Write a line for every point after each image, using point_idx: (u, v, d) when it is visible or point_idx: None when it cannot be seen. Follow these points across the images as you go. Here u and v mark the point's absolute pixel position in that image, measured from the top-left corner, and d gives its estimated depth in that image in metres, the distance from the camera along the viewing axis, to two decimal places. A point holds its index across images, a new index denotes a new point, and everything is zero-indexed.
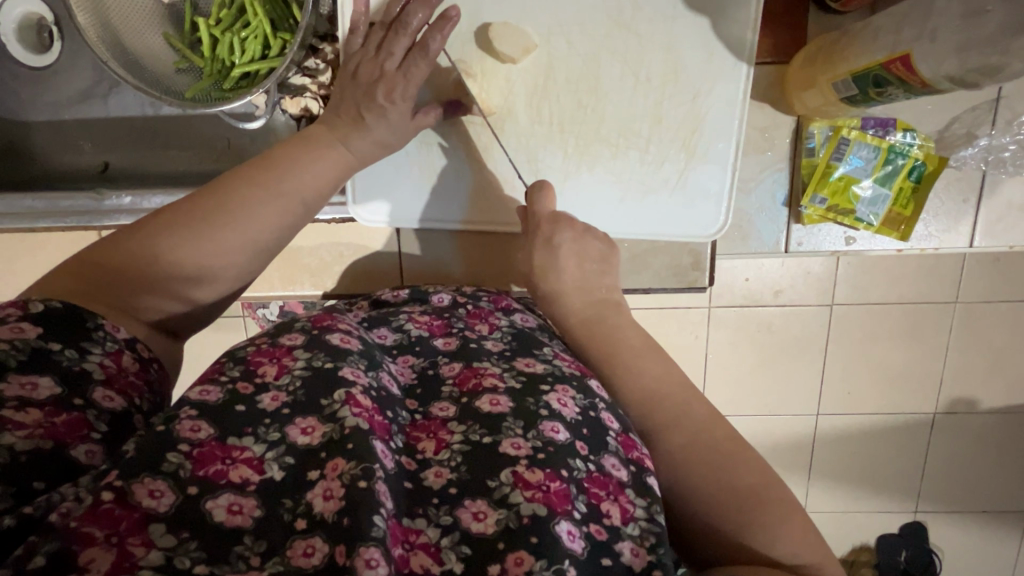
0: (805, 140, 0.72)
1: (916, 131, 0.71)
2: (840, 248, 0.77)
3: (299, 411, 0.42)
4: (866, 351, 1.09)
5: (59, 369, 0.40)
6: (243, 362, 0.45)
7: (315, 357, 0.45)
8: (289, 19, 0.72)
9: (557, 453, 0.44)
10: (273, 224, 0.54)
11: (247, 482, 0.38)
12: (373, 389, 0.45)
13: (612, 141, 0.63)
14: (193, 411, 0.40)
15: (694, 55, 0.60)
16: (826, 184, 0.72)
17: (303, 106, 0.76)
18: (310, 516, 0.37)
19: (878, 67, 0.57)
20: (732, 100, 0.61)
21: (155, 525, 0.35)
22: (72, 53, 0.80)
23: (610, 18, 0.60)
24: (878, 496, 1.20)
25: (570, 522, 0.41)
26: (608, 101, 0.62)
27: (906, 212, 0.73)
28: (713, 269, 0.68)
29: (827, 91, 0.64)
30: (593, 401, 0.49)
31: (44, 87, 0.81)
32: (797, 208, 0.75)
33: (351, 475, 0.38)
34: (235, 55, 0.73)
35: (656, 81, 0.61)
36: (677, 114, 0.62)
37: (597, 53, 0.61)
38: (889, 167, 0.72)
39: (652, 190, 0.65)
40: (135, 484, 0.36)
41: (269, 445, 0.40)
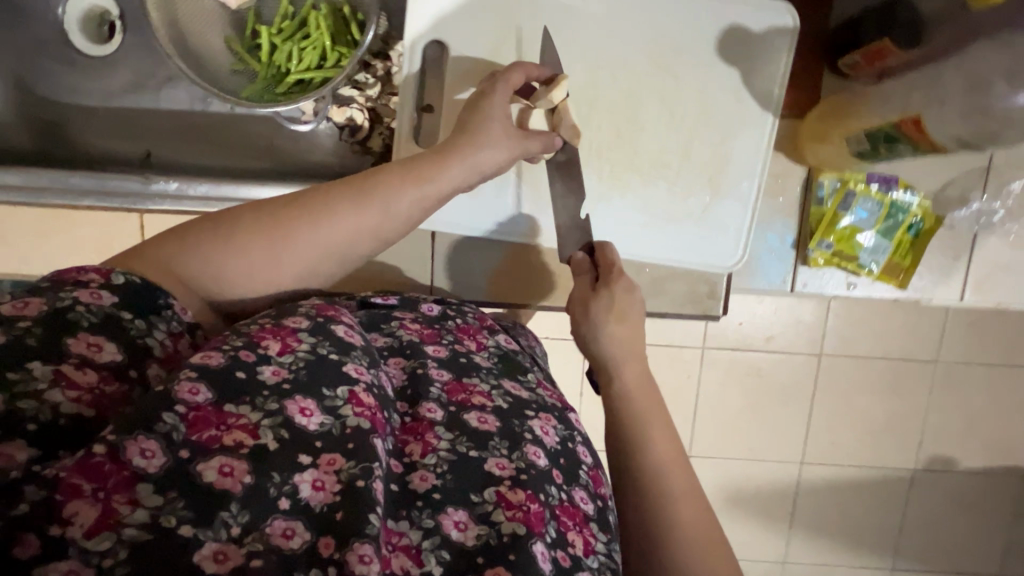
0: (814, 190, 0.78)
1: (915, 189, 0.77)
2: (841, 292, 0.82)
3: (300, 389, 0.42)
4: (852, 405, 1.14)
5: (126, 338, 0.43)
6: (247, 334, 0.45)
7: (321, 345, 0.45)
8: (347, 35, 0.77)
9: (536, 478, 0.48)
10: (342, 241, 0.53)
11: (240, 445, 0.39)
12: (376, 388, 0.46)
13: (642, 171, 0.67)
14: (192, 373, 0.40)
15: (726, 100, 0.65)
16: (832, 231, 0.78)
17: (348, 116, 0.81)
18: (294, 498, 0.38)
19: (890, 125, 0.63)
20: (758, 145, 0.66)
21: (142, 485, 0.35)
22: (130, 47, 0.84)
23: (652, 59, 0.65)
24: (856, 550, 1.21)
25: (544, 543, 0.44)
26: (643, 133, 0.67)
27: (905, 262, 0.79)
28: (728, 299, 0.71)
29: (840, 145, 0.72)
30: (570, 432, 0.56)
31: (97, 75, 0.84)
32: (803, 251, 0.80)
33: (348, 473, 0.40)
34: (292, 63, 0.78)
35: (692, 121, 0.66)
36: (705, 153, 0.67)
37: (641, 91, 0.66)
38: (891, 220, 0.77)
39: (677, 220, 0.69)
40: (127, 441, 0.36)
41: (266, 414, 0.40)
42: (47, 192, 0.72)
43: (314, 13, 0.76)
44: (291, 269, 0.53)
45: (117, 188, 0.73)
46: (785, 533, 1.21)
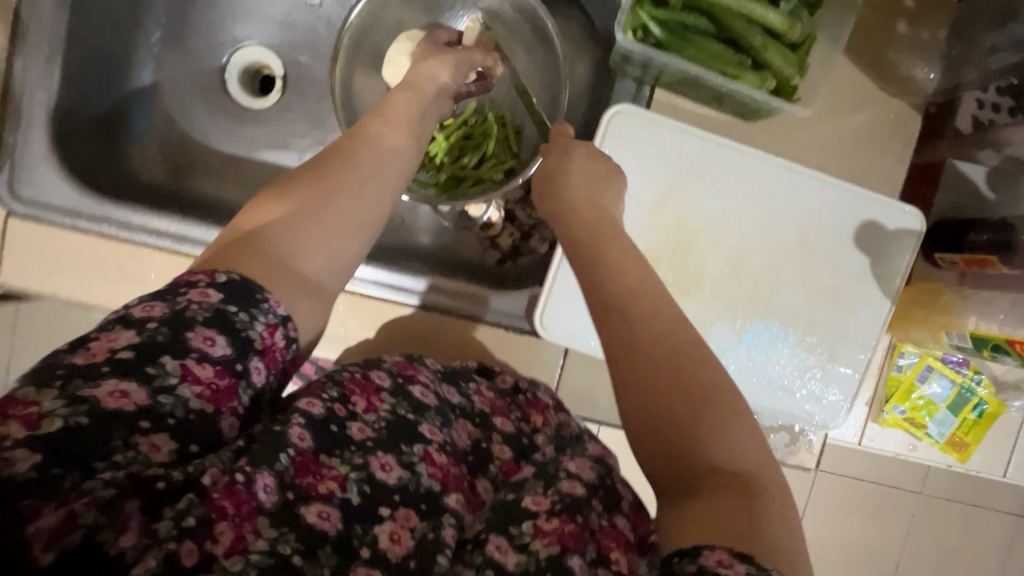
0: (897, 359, 0.86)
1: (984, 375, 0.86)
2: (901, 453, 0.87)
3: (381, 446, 0.52)
4: (871, 548, 1.18)
5: (230, 329, 0.45)
6: (340, 386, 0.55)
7: (399, 405, 0.56)
8: (504, 141, 0.83)
9: (570, 506, 0.52)
10: (372, 179, 0.58)
11: (332, 494, 0.48)
12: (444, 446, 0.56)
13: (772, 330, 0.74)
14: (302, 420, 0.50)
15: (853, 282, 0.73)
16: (907, 399, 0.86)
17: (485, 214, 0.85)
18: (374, 549, 0.48)
19: (1002, 340, 0.73)
20: (873, 323, 0.74)
21: (262, 517, 0.45)
22: (285, 104, 0.86)
23: (797, 237, 0.73)
24: None
25: (581, 559, 0.48)
26: (776, 296, 0.73)
27: (965, 438, 0.86)
28: (824, 456, 0.77)
29: (936, 335, 0.80)
30: (609, 472, 0.57)
31: (243, 125, 0.86)
32: (877, 410, 0.87)
33: (420, 531, 0.50)
34: (450, 158, 0.83)
35: (821, 292, 0.73)
36: (827, 323, 0.74)
37: (780, 261, 0.73)
38: (958, 398, 0.86)
39: (791, 379, 0.74)
40: (257, 476, 0.45)
41: (353, 468, 0.50)
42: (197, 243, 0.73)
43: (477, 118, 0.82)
44: (348, 213, 0.55)
45: None
46: None
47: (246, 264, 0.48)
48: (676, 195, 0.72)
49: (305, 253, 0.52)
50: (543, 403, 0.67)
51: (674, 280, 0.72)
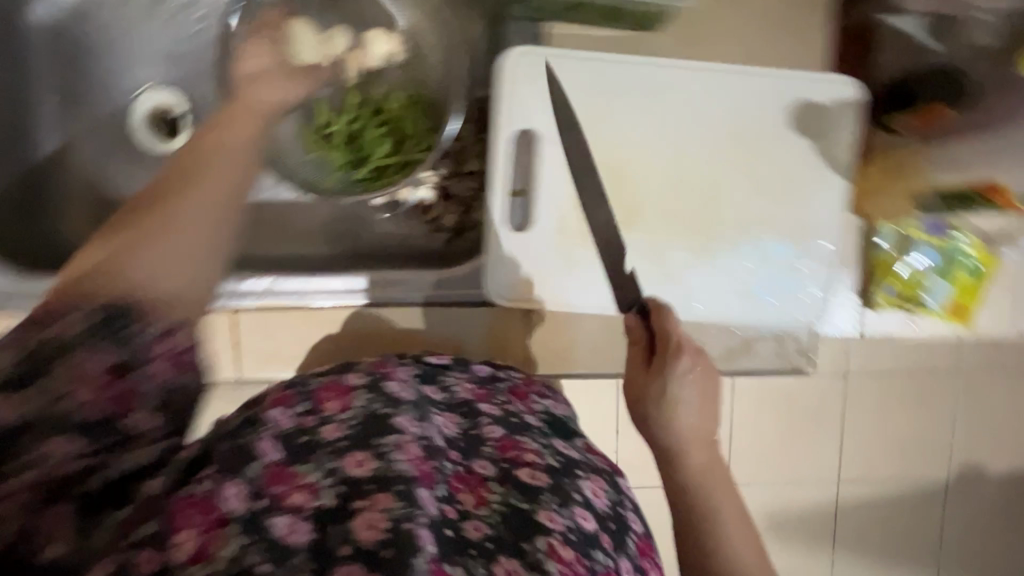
0: (874, 240, 0.82)
1: (969, 230, 0.80)
2: (906, 329, 0.90)
3: (354, 446, 0.49)
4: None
5: (113, 339, 0.43)
6: (309, 397, 0.56)
7: (375, 401, 0.55)
8: (422, 118, 0.80)
9: (585, 541, 0.49)
10: (227, 176, 0.57)
11: (302, 507, 0.44)
12: (420, 439, 0.52)
13: (730, 238, 0.71)
14: (269, 436, 0.51)
15: (804, 168, 0.71)
16: (895, 277, 0.81)
17: (418, 198, 0.83)
18: (353, 543, 0.41)
19: (969, 192, 0.78)
20: (832, 205, 0.72)
21: (231, 525, 0.42)
22: (199, 139, 0.85)
23: (734, 135, 0.70)
24: None
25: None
26: (729, 202, 0.71)
27: (962, 300, 0.82)
28: (820, 352, 0.75)
29: (904, 202, 0.79)
30: (620, 497, 0.60)
31: (164, 172, 0.84)
32: (868, 296, 0.85)
33: (395, 514, 0.43)
34: (365, 149, 0.79)
35: (773, 187, 0.71)
36: (786, 217, 0.72)
37: (724, 165, 0.70)
38: (950, 262, 0.80)
39: (763, 280, 0.73)
40: (223, 486, 0.45)
41: (326, 473, 0.47)
42: None
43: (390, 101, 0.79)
44: (199, 221, 0.52)
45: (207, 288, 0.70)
46: None
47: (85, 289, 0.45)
48: (600, 121, 0.69)
49: (144, 268, 0.48)
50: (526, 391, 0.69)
51: (621, 210, 0.69)
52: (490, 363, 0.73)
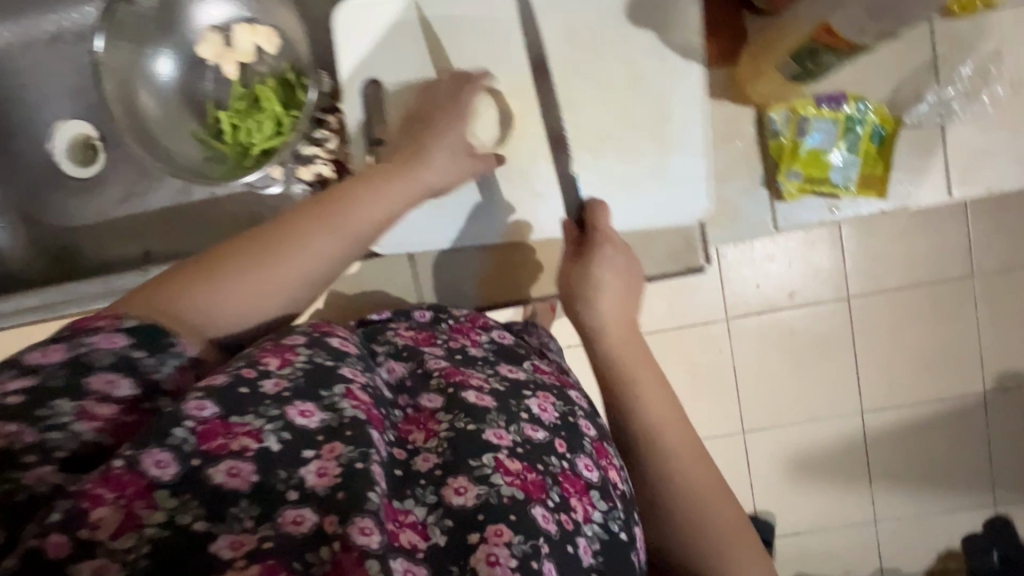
0: (767, 125, 0.80)
1: (868, 99, 0.78)
2: (826, 218, 0.82)
3: (298, 395, 0.45)
4: (896, 335, 1.13)
5: (135, 372, 0.45)
6: (249, 358, 0.48)
7: (316, 354, 0.50)
8: (295, 98, 0.83)
9: (533, 451, 0.51)
10: (331, 248, 0.59)
11: (246, 449, 0.41)
12: (367, 386, 0.50)
13: (591, 147, 0.70)
14: (198, 392, 0.43)
15: (652, 61, 0.68)
16: (797, 159, 0.78)
17: (316, 172, 0.85)
18: (301, 489, 0.41)
19: (807, 40, 0.65)
20: (692, 93, 0.68)
21: (157, 492, 0.38)
22: (115, 161, 0.91)
23: (570, 42, 0.69)
24: (952, 491, 1.17)
25: (544, 506, 0.47)
26: (581, 111, 0.70)
27: (878, 171, 0.79)
28: (708, 247, 0.71)
29: (773, 74, 0.73)
30: (571, 408, 0.59)
31: (90, 197, 0.91)
32: (776, 186, 0.81)
33: (348, 457, 0.43)
34: (253, 135, 0.83)
35: (623, 86, 0.69)
36: (646, 115, 0.69)
37: (567, 74, 0.70)
38: (851, 134, 0.78)
39: (636, 184, 0.70)
40: (143, 453, 0.39)
41: (268, 420, 0.43)
42: (66, 305, 0.81)
43: (262, 88, 0.83)
44: (295, 277, 0.57)
45: (123, 285, 0.80)
46: (867, 487, 1.18)
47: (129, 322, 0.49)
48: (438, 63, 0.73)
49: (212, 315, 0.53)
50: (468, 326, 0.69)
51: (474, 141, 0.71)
52: (436, 307, 0.74)
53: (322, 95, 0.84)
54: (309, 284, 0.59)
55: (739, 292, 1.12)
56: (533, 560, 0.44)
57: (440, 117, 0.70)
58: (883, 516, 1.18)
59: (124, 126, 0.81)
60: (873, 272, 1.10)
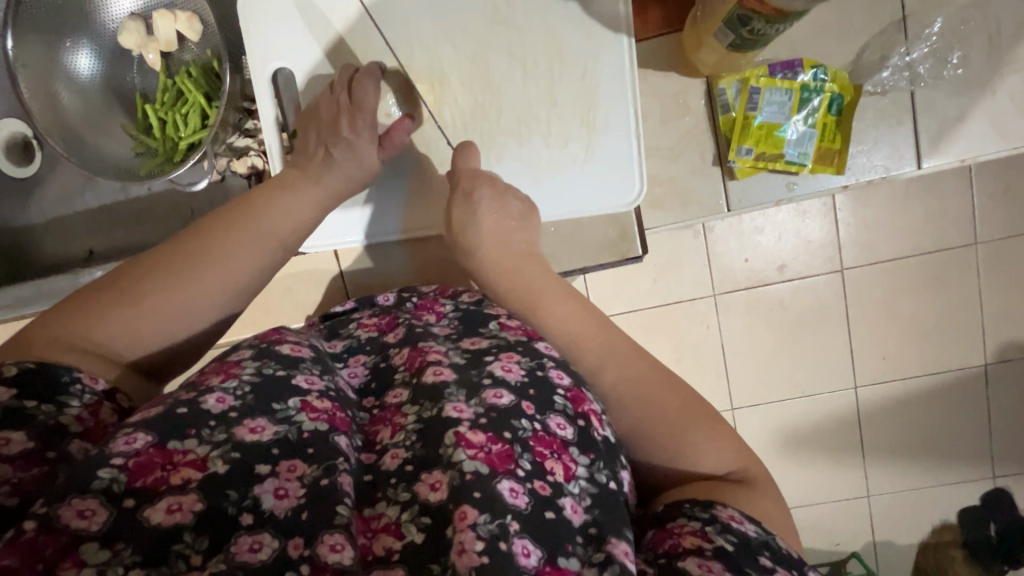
0: (718, 98, 0.73)
1: (826, 66, 0.71)
2: (783, 198, 0.76)
3: (246, 413, 0.48)
4: (891, 307, 1.07)
5: (33, 424, 0.45)
6: (193, 382, 0.52)
7: (267, 364, 0.53)
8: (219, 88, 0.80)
9: (499, 417, 0.47)
10: (256, 258, 0.63)
11: (188, 479, 0.43)
12: (328, 390, 0.53)
13: (515, 132, 0.68)
14: (129, 428, 0.45)
15: (576, 35, 0.65)
16: (748, 134, 0.73)
17: (249, 164, 0.81)
18: (257, 513, 0.43)
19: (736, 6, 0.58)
20: (621, 71, 0.65)
21: (86, 544, 0.39)
22: (51, 158, 0.87)
23: (488, 17, 0.66)
24: (948, 466, 1.13)
25: (513, 479, 0.44)
26: (502, 93, 0.67)
27: (836, 145, 0.73)
28: (642, 237, 0.70)
29: (714, 46, 0.67)
30: (540, 362, 0.54)
31: (29, 197, 0.88)
32: (727, 164, 0.75)
33: (313, 476, 0.45)
34: (180, 129, 0.80)
35: (545, 65, 0.66)
36: (570, 94, 0.66)
37: (486, 54, 0.67)
38: (806, 106, 0.72)
39: (563, 169, 0.68)
40: (63, 508, 0.40)
41: (214, 445, 0.45)
42: None
43: (183, 77, 0.79)
44: (219, 286, 0.60)
45: (50, 289, 0.79)
46: (860, 465, 1.13)
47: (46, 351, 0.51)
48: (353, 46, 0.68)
49: (131, 333, 0.55)
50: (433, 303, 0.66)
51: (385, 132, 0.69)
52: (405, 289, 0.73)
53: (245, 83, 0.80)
54: (227, 295, 0.61)
55: (725, 266, 1.05)
56: (502, 542, 0.41)
57: (349, 123, 0.67)
58: (876, 494, 1.14)
59: (45, 124, 0.79)
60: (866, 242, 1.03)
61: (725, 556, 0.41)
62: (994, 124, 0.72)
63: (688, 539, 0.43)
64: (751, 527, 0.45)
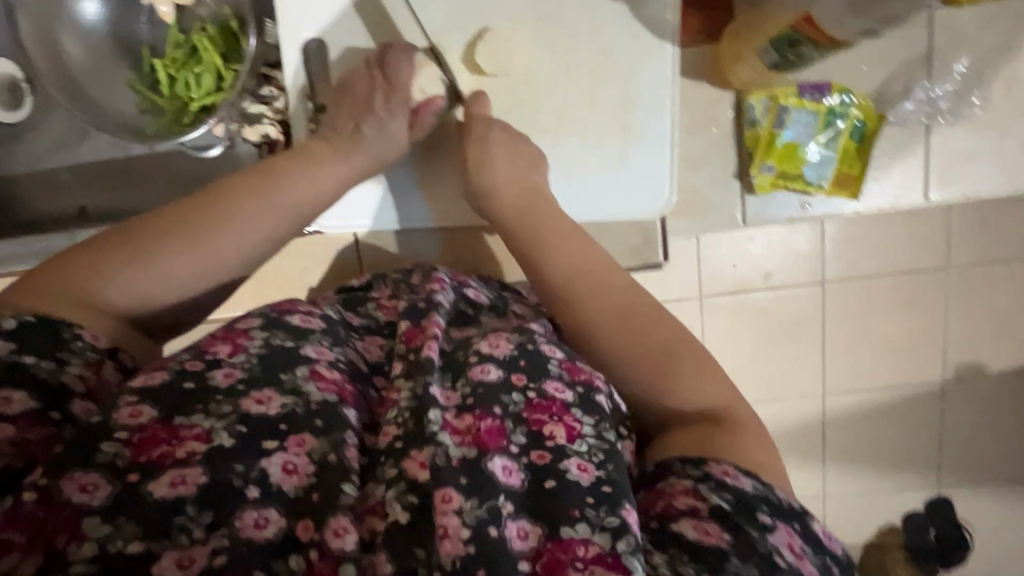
0: (746, 112, 0.74)
1: (854, 92, 0.73)
2: (796, 215, 0.78)
3: (253, 385, 0.45)
4: (864, 322, 1.11)
5: (36, 382, 0.45)
6: (195, 347, 0.50)
7: (274, 335, 0.51)
8: (238, 49, 0.76)
9: (486, 394, 0.46)
10: (268, 225, 0.60)
11: (192, 454, 0.41)
12: (337, 363, 0.50)
13: (551, 131, 0.71)
14: (132, 399, 0.44)
15: (627, 42, 0.69)
16: (772, 151, 0.74)
17: (262, 133, 0.78)
18: (264, 485, 0.41)
19: (788, 30, 0.63)
20: (663, 75, 0.69)
21: (88, 518, 0.39)
22: (44, 105, 0.81)
23: (538, 14, 0.68)
24: (899, 473, 1.20)
25: (505, 457, 0.43)
26: (546, 94, 0.70)
27: (854, 171, 0.75)
28: (664, 245, 0.75)
29: (751, 61, 0.69)
30: (530, 335, 0.51)
31: (15, 144, 0.82)
32: (748, 178, 0.76)
33: (320, 452, 0.42)
34: (192, 89, 0.76)
35: (591, 69, 0.69)
36: (614, 100, 0.70)
37: (535, 53, 0.69)
38: (831, 129, 0.73)
39: (599, 174, 0.72)
40: (65, 481, 0.40)
41: (219, 418, 0.43)
42: None
43: (200, 36, 0.76)
44: (232, 250, 0.58)
45: (44, 248, 0.76)
46: (819, 468, 1.20)
47: (43, 304, 0.49)
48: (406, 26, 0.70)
49: (132, 294, 0.54)
50: (433, 274, 0.63)
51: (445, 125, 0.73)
52: (420, 267, 0.70)
53: (268, 48, 0.77)
54: (238, 260, 0.59)
55: (714, 270, 1.07)
56: (490, 527, 0.39)
57: (383, 101, 0.67)
58: (832, 496, 1.21)
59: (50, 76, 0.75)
60: (847, 257, 1.06)
61: (718, 512, 0.41)
62: (999, 164, 0.75)
63: (681, 499, 0.43)
64: (748, 482, 0.43)
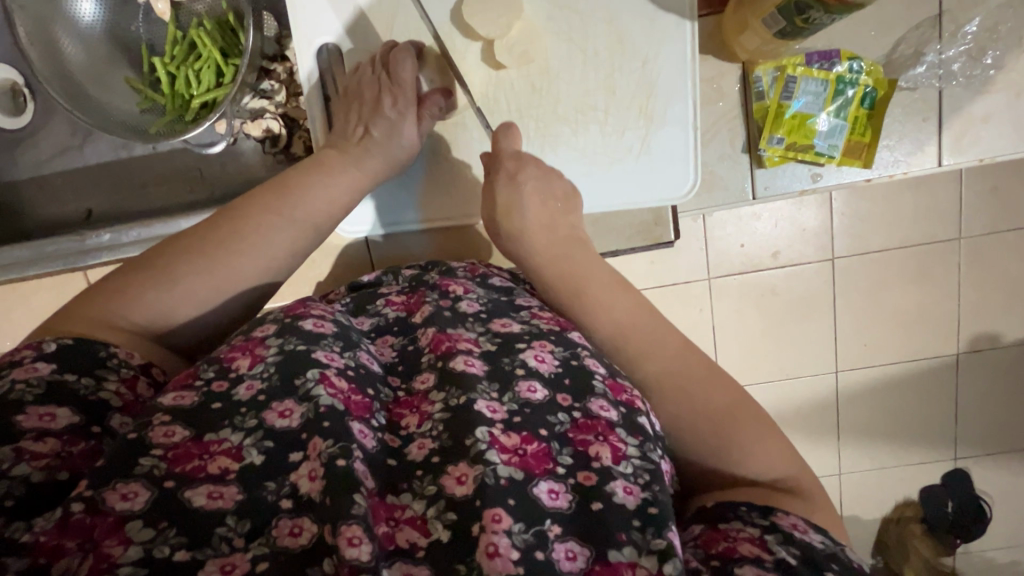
0: (753, 84, 0.73)
1: (864, 59, 0.71)
2: (807, 188, 0.77)
3: (274, 396, 0.44)
4: (877, 296, 1.10)
5: (76, 399, 0.45)
6: (217, 362, 0.47)
7: (287, 342, 0.48)
8: (237, 44, 0.75)
9: (532, 416, 0.46)
10: (288, 240, 0.61)
11: (226, 471, 0.41)
12: (347, 370, 0.47)
13: (571, 119, 0.71)
14: (166, 417, 0.43)
15: (640, 24, 0.68)
16: (781, 123, 0.73)
17: (264, 128, 0.78)
18: (295, 497, 0.40)
19: None
20: (681, 56, 0.68)
21: (131, 522, 0.38)
22: (46, 109, 0.81)
23: (551, 2, 0.68)
24: (916, 447, 1.19)
25: (550, 481, 0.42)
26: (562, 81, 0.70)
27: (866, 138, 0.73)
28: (674, 222, 0.76)
29: (759, 30, 0.67)
30: (575, 351, 0.52)
31: (20, 150, 0.82)
32: (757, 152, 0.75)
33: (330, 453, 0.41)
34: (192, 87, 0.76)
35: (606, 55, 0.69)
36: (633, 85, 0.70)
37: (548, 39, 0.69)
38: (840, 98, 0.72)
39: (618, 160, 0.72)
40: (106, 491, 0.39)
41: (246, 433, 0.42)
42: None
43: (197, 31, 0.75)
44: (253, 266, 0.59)
45: (55, 251, 0.76)
46: (835, 444, 1.19)
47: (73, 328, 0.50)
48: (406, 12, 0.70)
49: (158, 316, 0.54)
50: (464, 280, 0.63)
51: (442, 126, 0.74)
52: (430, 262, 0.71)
53: (266, 41, 0.76)
54: (259, 274, 0.59)
55: (722, 248, 1.06)
56: (538, 551, 0.39)
57: (391, 102, 0.68)
58: (848, 472, 1.21)
59: (47, 74, 0.73)
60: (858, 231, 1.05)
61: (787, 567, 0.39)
62: (1016, 125, 0.74)
63: (745, 547, 0.41)
64: (816, 537, 0.42)
